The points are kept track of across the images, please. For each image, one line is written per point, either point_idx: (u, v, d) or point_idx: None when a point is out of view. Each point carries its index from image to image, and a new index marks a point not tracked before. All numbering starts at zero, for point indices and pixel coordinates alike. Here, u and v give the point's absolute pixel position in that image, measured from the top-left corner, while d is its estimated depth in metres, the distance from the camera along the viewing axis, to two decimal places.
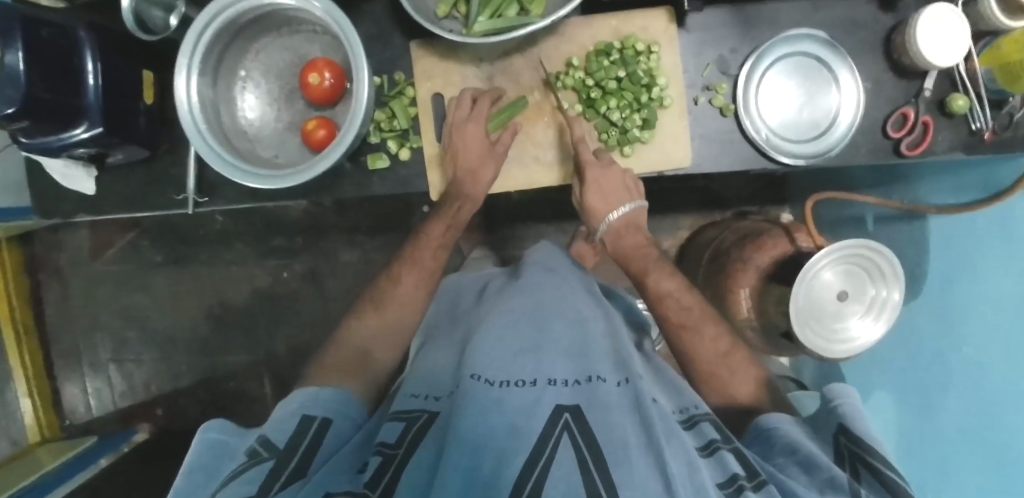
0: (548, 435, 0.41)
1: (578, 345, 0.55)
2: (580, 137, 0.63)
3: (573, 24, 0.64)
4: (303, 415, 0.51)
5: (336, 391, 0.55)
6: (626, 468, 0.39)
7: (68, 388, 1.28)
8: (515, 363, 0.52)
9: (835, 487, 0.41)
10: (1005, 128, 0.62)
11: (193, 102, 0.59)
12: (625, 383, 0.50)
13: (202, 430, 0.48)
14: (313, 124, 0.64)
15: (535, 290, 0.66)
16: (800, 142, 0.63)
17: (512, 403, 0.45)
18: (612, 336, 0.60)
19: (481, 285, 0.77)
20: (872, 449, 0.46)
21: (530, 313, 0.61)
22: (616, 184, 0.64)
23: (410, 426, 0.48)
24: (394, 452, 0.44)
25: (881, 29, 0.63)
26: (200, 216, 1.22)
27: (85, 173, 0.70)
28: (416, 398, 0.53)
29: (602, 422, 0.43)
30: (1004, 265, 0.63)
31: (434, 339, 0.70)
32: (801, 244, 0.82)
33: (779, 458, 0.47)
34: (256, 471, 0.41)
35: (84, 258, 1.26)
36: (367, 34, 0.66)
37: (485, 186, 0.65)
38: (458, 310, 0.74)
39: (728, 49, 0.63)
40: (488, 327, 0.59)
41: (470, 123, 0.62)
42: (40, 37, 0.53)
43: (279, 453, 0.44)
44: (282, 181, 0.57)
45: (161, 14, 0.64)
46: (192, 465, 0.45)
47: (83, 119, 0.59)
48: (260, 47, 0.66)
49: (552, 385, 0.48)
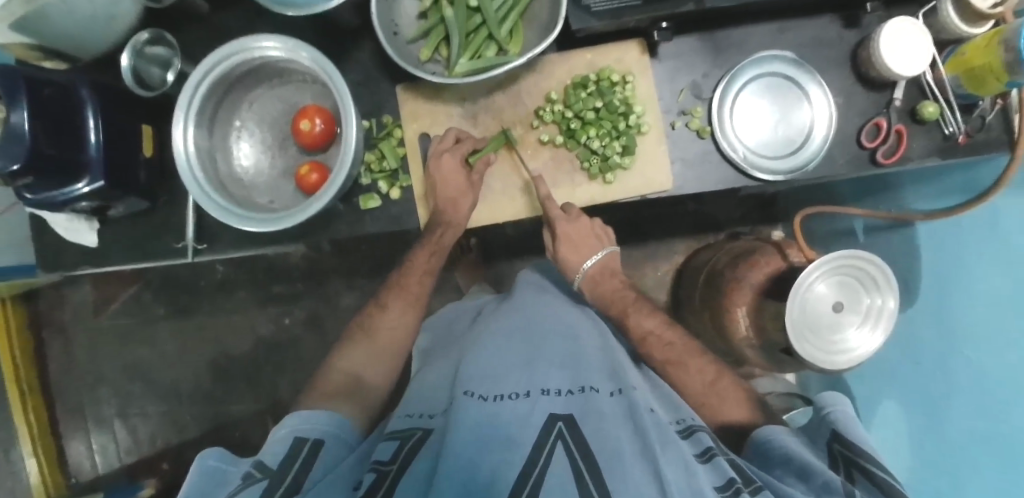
0: (541, 446, 0.42)
1: (571, 359, 0.56)
2: (546, 195, 0.65)
3: (551, 60, 0.67)
4: (296, 437, 0.52)
5: (328, 414, 0.56)
6: (621, 478, 0.39)
7: (72, 446, 1.27)
8: (509, 376, 0.52)
9: (829, 491, 0.43)
10: (978, 130, 0.64)
11: (190, 153, 0.62)
12: (618, 392, 0.51)
13: (200, 457, 0.48)
14: (305, 169, 0.66)
15: (528, 309, 0.67)
16: (778, 158, 0.65)
17: (508, 415, 0.46)
18: (606, 351, 0.61)
19: (476, 310, 0.77)
20: (868, 456, 0.48)
21: (523, 331, 0.62)
22: (586, 234, 0.69)
23: (404, 443, 0.48)
24: (388, 468, 0.44)
25: (846, 46, 0.65)
26: (202, 266, 1.24)
27: (88, 226, 0.73)
28: (410, 416, 0.54)
29: (596, 432, 0.43)
30: (997, 259, 0.64)
31: (432, 358, 0.70)
32: (793, 259, 0.83)
33: (777, 469, 0.48)
34: (253, 488, 0.42)
35: (88, 313, 1.27)
36: (355, 81, 0.69)
37: (467, 213, 0.67)
38: (453, 333, 0.75)
39: (701, 74, 0.66)
40: (483, 344, 0.59)
41: (450, 159, 0.64)
42: (44, 97, 0.56)
43: (272, 474, 0.45)
44: (277, 224, 0.59)
45: (159, 70, 0.70)
46: (187, 493, 0.45)
47: (85, 174, 0.61)
48: (254, 98, 0.69)
49: (545, 398, 0.48)
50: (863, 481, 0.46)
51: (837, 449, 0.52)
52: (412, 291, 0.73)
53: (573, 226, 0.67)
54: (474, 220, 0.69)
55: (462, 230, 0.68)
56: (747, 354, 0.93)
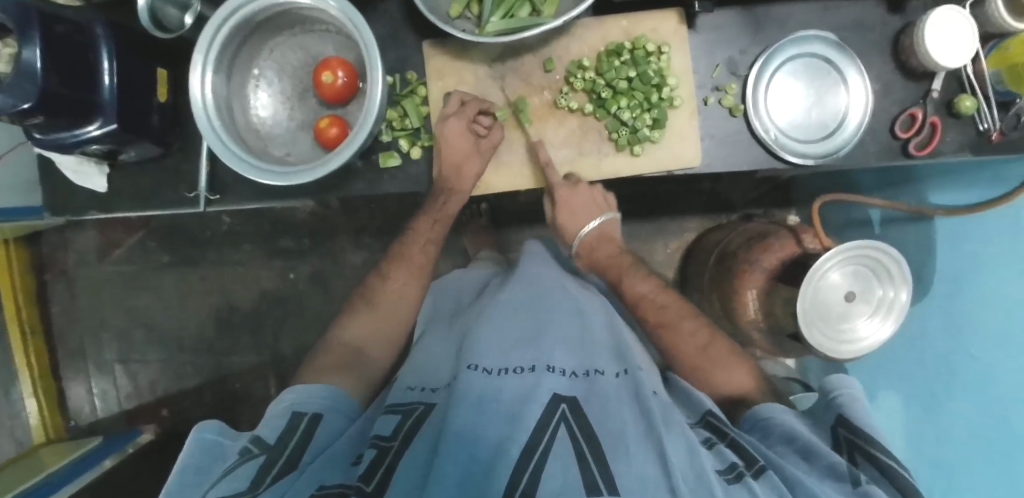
0: (546, 424, 0.44)
1: (577, 339, 0.58)
2: (546, 161, 0.65)
3: (584, 25, 0.65)
4: (294, 411, 0.54)
5: (325, 387, 0.58)
6: (625, 461, 0.41)
7: (74, 389, 1.28)
8: (515, 352, 0.54)
9: (836, 476, 0.46)
10: (1012, 129, 0.62)
11: (207, 98, 0.60)
12: (623, 374, 0.53)
13: (196, 429, 0.50)
14: (325, 122, 0.64)
15: (534, 282, 0.68)
16: (808, 142, 0.63)
17: (508, 395, 0.47)
18: (612, 329, 0.63)
19: (480, 286, 0.79)
20: (869, 438, 0.51)
21: (527, 306, 0.62)
22: (586, 201, 0.70)
23: (406, 418, 0.50)
24: (388, 444, 0.46)
25: (889, 31, 0.64)
26: (207, 217, 1.23)
27: (97, 169, 0.71)
28: (413, 390, 0.56)
29: (600, 416, 0.46)
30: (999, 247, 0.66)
31: (434, 328, 0.71)
32: (808, 245, 0.82)
33: (776, 445, 0.51)
34: (248, 467, 0.44)
35: (91, 259, 1.27)
36: (379, 34, 0.66)
37: (472, 179, 0.66)
38: (456, 307, 0.75)
39: (737, 51, 0.64)
40: (490, 316, 0.60)
41: (453, 120, 0.63)
42: (56, 35, 0.54)
43: (269, 449, 0.47)
44: (295, 177, 0.58)
45: (176, 12, 0.65)
46: (185, 462, 0.48)
47: (97, 117, 0.60)
48: (274, 46, 0.67)
49: (550, 374, 0.50)
50: (868, 467, 0.48)
51: (840, 432, 0.53)
52: (416, 260, 0.73)
53: (573, 194, 0.67)
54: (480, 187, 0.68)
55: (466, 198, 0.67)
56: (751, 338, 0.93)
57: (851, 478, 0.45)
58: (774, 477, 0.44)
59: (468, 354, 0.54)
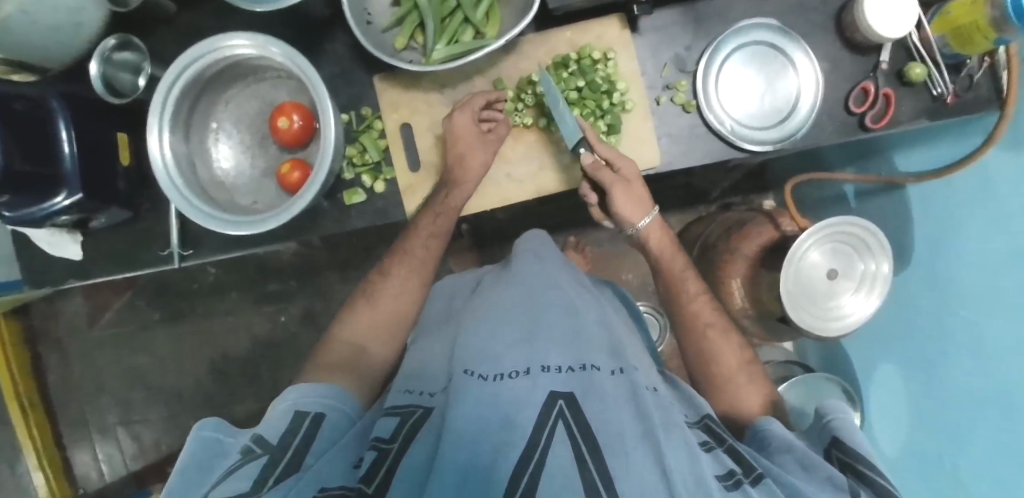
0: (543, 425, 0.42)
1: (570, 333, 0.54)
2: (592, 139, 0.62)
3: (530, 41, 0.66)
4: (296, 411, 0.51)
5: (327, 385, 0.56)
6: (624, 462, 0.40)
7: (78, 457, 1.27)
8: (508, 352, 0.50)
9: (835, 487, 0.45)
10: (965, 90, 0.63)
11: (167, 158, 0.60)
12: (618, 371, 0.51)
13: (196, 428, 0.48)
14: (287, 167, 0.65)
15: (524, 278, 0.64)
16: (764, 129, 0.64)
17: (506, 396, 0.44)
18: (605, 324, 0.60)
19: (475, 281, 0.73)
20: (861, 458, 0.48)
21: (519, 305, 0.58)
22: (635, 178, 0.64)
23: (404, 421, 0.47)
24: (388, 446, 0.44)
25: (830, 9, 0.64)
26: (193, 270, 1.23)
27: (70, 237, 0.72)
28: (410, 393, 0.53)
29: (599, 415, 0.43)
30: (974, 207, 0.65)
31: (428, 331, 0.67)
32: (785, 228, 0.82)
33: (775, 455, 0.51)
34: (251, 467, 0.42)
35: (82, 324, 1.27)
36: (331, 74, 0.67)
37: (476, 174, 0.65)
38: (452, 309, 0.70)
39: (683, 47, 0.65)
40: (480, 319, 0.57)
41: (458, 115, 0.64)
42: (15, 110, 0.55)
43: (273, 449, 0.45)
44: (263, 225, 0.58)
45: (130, 76, 0.68)
46: (186, 462, 0.45)
47: (63, 187, 0.60)
48: (228, 98, 0.68)
49: (546, 374, 0.47)
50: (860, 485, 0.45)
51: (835, 455, 0.51)
52: (417, 256, 0.68)
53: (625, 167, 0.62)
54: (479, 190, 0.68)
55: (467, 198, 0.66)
56: (744, 326, 0.93)
57: (851, 489, 0.45)
58: (771, 484, 0.44)
59: (461, 361, 0.51)
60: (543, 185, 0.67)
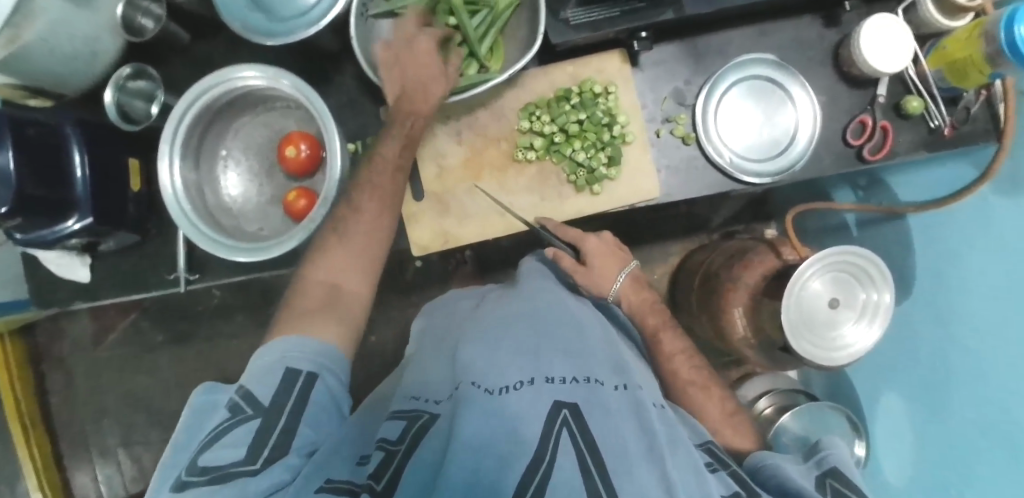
0: (549, 432, 0.38)
1: (576, 345, 0.52)
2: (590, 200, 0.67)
3: (531, 75, 0.67)
4: (287, 367, 0.48)
5: (315, 342, 0.51)
6: (628, 476, 0.36)
7: (78, 478, 1.27)
8: (513, 361, 0.47)
9: None
10: (962, 122, 0.64)
11: (176, 185, 0.62)
12: (623, 387, 0.48)
13: (195, 392, 0.48)
14: (293, 195, 0.66)
15: (529, 295, 0.62)
16: (763, 161, 0.65)
17: (512, 404, 0.41)
18: (611, 343, 0.57)
19: (477, 299, 0.71)
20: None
21: (525, 318, 0.56)
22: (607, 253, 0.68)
23: (412, 422, 0.45)
24: (395, 448, 0.42)
25: (827, 45, 0.66)
26: (199, 292, 1.24)
27: (80, 261, 0.73)
28: (416, 398, 0.50)
29: (604, 426, 0.40)
30: (974, 237, 0.65)
31: (423, 353, 0.64)
32: (787, 257, 0.81)
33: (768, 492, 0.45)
34: (242, 429, 0.42)
35: (86, 345, 1.27)
36: (338, 104, 0.70)
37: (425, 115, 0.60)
38: (452, 322, 0.68)
39: (682, 81, 0.67)
40: (483, 333, 0.54)
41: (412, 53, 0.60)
42: (29, 135, 0.57)
43: (265, 411, 0.44)
44: (269, 252, 0.59)
45: (143, 104, 0.71)
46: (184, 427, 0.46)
47: (75, 211, 0.62)
48: (239, 126, 0.69)
49: (550, 385, 0.44)
50: None
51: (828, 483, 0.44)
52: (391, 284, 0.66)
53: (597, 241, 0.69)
54: (474, 223, 0.68)
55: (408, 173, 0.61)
56: (745, 355, 0.93)
57: None
58: None
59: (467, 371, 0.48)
60: (546, 213, 0.68)
